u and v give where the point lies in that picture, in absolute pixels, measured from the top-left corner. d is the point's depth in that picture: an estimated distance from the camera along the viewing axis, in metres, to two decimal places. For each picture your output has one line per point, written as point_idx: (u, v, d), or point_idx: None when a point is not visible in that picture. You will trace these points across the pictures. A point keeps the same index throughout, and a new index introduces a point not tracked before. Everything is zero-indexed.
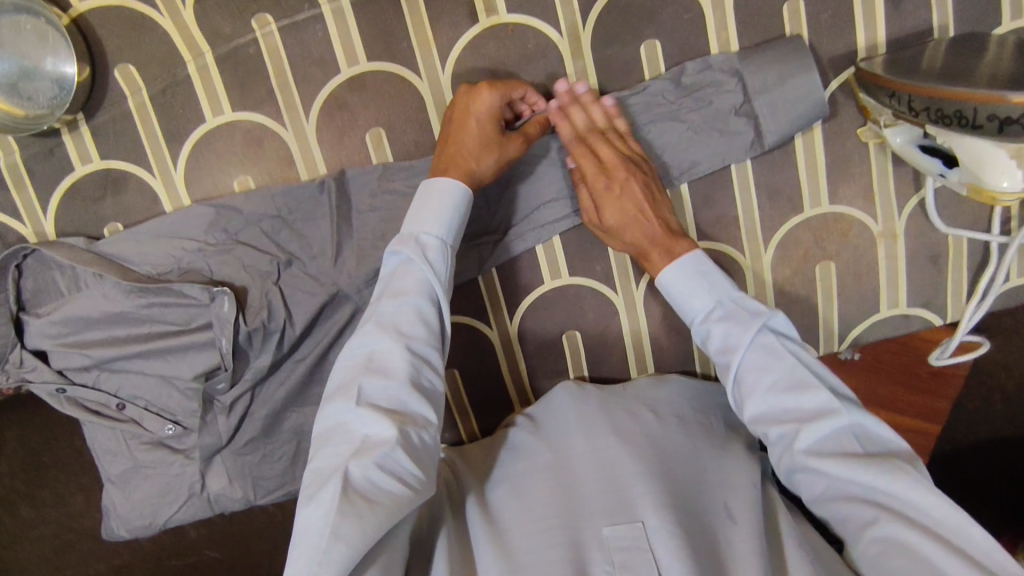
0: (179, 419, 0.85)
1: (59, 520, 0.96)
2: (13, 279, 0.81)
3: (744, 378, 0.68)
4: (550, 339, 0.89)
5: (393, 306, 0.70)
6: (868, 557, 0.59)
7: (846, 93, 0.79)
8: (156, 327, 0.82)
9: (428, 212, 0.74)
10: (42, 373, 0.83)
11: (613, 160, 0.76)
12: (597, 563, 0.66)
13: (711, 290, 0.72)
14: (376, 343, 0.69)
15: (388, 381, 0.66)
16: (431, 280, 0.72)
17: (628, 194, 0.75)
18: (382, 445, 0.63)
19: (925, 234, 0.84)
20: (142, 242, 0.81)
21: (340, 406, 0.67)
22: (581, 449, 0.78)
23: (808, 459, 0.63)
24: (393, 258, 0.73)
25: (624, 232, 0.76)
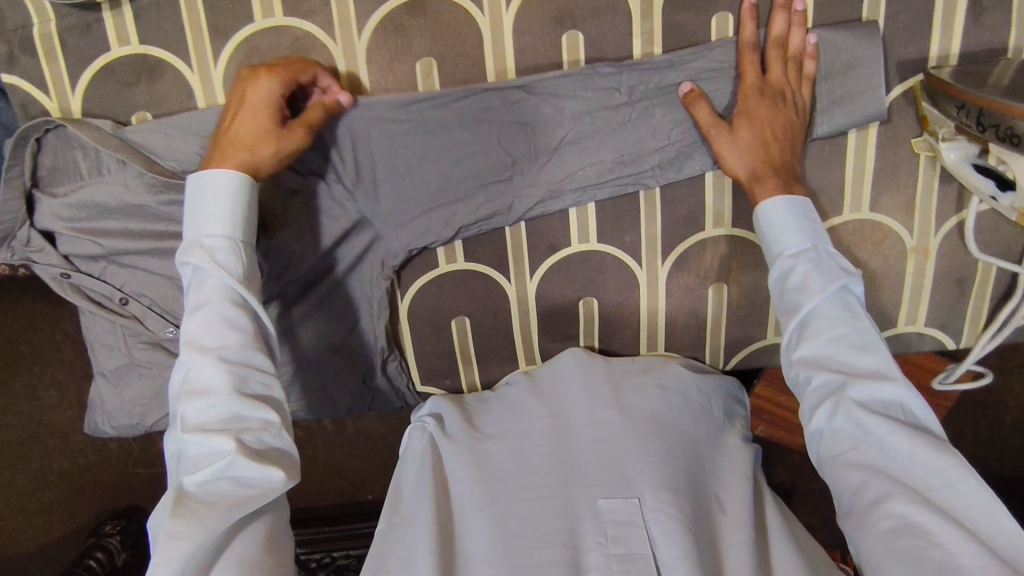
0: (182, 324, 0.84)
1: (30, 412, 1.13)
2: (30, 154, 0.78)
3: (813, 322, 0.67)
4: (566, 303, 0.87)
5: (195, 323, 0.65)
6: (874, 530, 0.59)
7: (909, 100, 0.78)
8: (173, 228, 0.80)
9: (207, 212, 0.67)
10: (49, 255, 0.81)
11: (775, 85, 0.74)
12: (590, 536, 0.67)
13: (805, 230, 0.71)
14: (189, 361, 0.64)
15: (207, 398, 0.62)
16: (229, 281, 0.66)
17: (773, 117, 0.74)
18: (215, 461, 0.61)
19: (956, 256, 0.83)
20: (170, 136, 0.79)
21: (172, 440, 0.63)
22: (584, 418, 0.76)
23: (853, 414, 0.63)
24: (186, 268, 0.67)
25: (749, 153, 0.74)
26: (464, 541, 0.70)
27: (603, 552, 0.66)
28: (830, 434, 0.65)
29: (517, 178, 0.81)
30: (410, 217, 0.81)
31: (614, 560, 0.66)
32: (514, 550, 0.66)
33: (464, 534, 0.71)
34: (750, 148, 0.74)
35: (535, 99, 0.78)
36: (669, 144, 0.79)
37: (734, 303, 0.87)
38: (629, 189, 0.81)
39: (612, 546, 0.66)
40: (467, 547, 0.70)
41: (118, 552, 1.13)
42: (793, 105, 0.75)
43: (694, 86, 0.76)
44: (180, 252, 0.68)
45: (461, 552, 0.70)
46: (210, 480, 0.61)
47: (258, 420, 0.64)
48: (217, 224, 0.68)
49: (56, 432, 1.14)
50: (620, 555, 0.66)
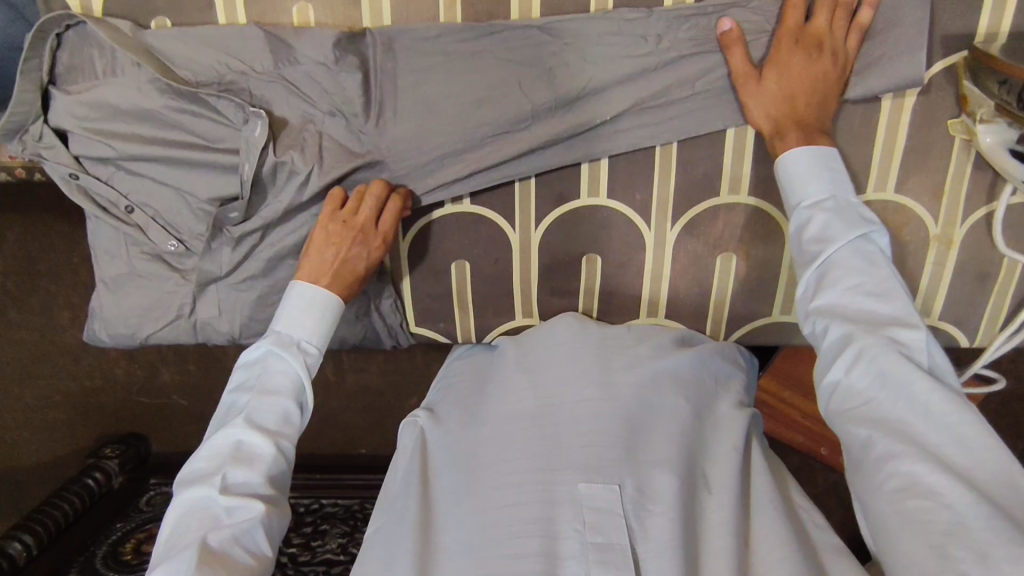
0: (184, 239, 0.84)
1: (42, 329, 1.15)
2: (49, 49, 0.78)
3: (832, 269, 0.66)
4: (570, 257, 0.85)
5: (262, 406, 0.73)
6: (884, 489, 0.57)
7: (950, 78, 0.74)
8: (183, 137, 0.80)
9: (301, 320, 0.77)
10: (59, 155, 0.82)
11: (815, 34, 0.71)
12: (568, 521, 0.64)
13: (827, 180, 0.70)
14: (245, 433, 0.71)
15: (251, 473, 0.70)
16: (303, 379, 0.76)
17: (805, 70, 0.71)
18: (245, 523, 0.67)
19: (981, 249, 0.80)
20: (188, 44, 0.78)
21: (201, 492, 0.69)
22: (572, 397, 0.72)
23: (871, 360, 0.61)
24: (264, 351, 0.76)
25: (772, 105, 0.73)
26: (441, 536, 0.68)
27: (581, 540, 0.63)
28: (845, 386, 0.63)
29: (535, 127, 0.78)
30: (420, 162, 0.79)
31: (592, 548, 0.63)
32: (493, 538, 0.64)
33: (441, 528, 0.68)
34: (775, 99, 0.72)
35: (556, 43, 0.76)
36: (692, 94, 0.76)
37: (742, 275, 0.85)
38: (646, 140, 0.78)
39: (590, 533, 0.63)
40: (446, 540, 0.67)
41: (114, 476, 1.14)
42: (837, 57, 0.71)
43: (734, 25, 0.73)
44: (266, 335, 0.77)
45: (440, 547, 0.67)
46: (230, 541, 0.66)
47: (280, 514, 0.71)
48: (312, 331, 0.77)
49: (66, 351, 1.16)
50: (599, 544, 0.63)
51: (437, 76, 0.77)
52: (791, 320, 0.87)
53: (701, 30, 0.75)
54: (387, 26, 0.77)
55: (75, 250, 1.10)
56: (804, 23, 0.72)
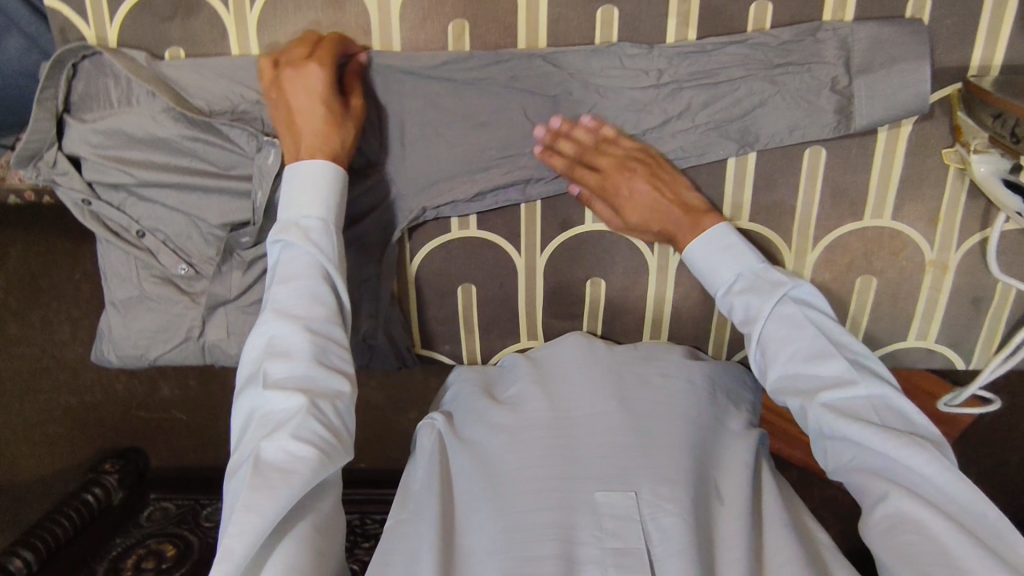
0: (194, 263, 0.86)
1: (44, 345, 1.15)
2: (65, 78, 0.80)
3: (767, 347, 0.72)
4: (574, 281, 0.87)
5: (283, 296, 0.70)
6: (878, 529, 0.61)
7: (944, 109, 0.76)
8: (196, 164, 0.82)
9: (305, 197, 0.72)
10: (72, 180, 0.83)
11: (612, 160, 0.77)
12: (586, 528, 0.65)
13: (731, 259, 0.75)
14: (275, 329, 0.69)
15: (291, 364, 0.67)
16: (319, 258, 0.71)
17: (632, 177, 0.77)
18: (291, 420, 0.64)
19: (975, 274, 0.81)
20: (202, 74, 0.80)
21: (251, 394, 0.67)
22: (586, 408, 0.73)
23: (828, 422, 0.66)
24: (278, 245, 0.73)
25: (649, 215, 0.78)
26: (463, 537, 0.68)
27: (599, 545, 0.64)
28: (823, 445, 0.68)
29: (541, 155, 0.80)
30: (432, 185, 0.82)
31: (610, 554, 0.64)
32: (514, 543, 0.64)
33: (463, 531, 0.69)
34: (654, 227, 0.79)
35: (561, 75, 0.78)
36: (694, 125, 0.78)
37: None
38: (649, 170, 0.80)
39: (608, 540, 0.64)
40: (467, 542, 0.68)
41: (115, 492, 1.13)
42: (661, 181, 0.78)
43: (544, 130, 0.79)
44: (274, 230, 0.74)
45: (462, 549, 0.68)
46: (279, 443, 0.63)
47: (329, 404, 0.67)
48: (314, 206, 0.72)
49: (67, 367, 1.17)
50: (617, 550, 0.64)
51: (448, 109, 0.79)
52: None
53: (703, 62, 0.76)
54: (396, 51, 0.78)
55: (78, 266, 1.11)
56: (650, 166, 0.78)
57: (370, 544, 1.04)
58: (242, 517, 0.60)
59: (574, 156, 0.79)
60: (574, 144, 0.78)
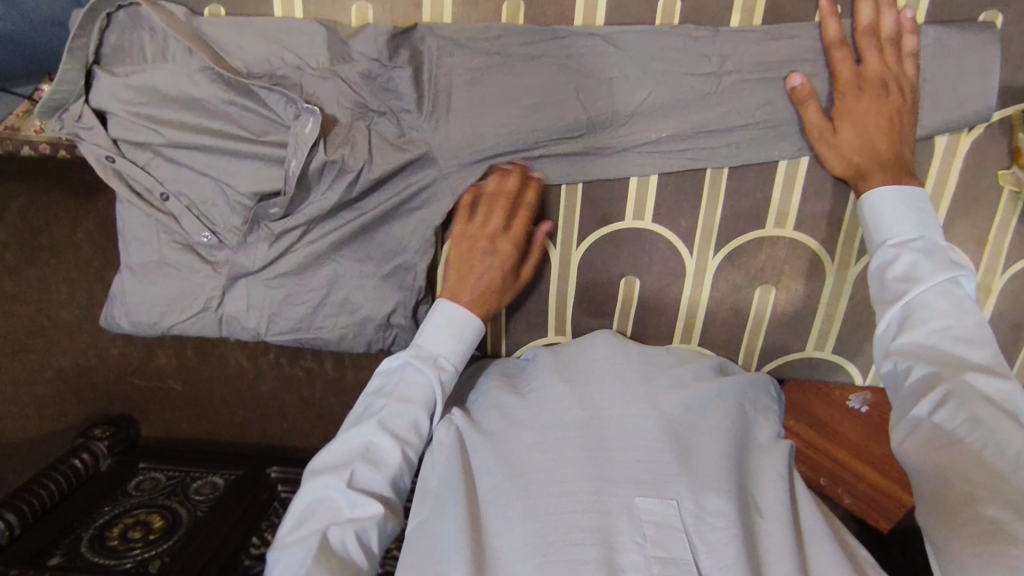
0: (218, 231, 0.83)
1: (38, 304, 1.10)
2: (98, 28, 0.76)
3: (917, 310, 0.64)
4: (609, 279, 0.85)
5: (397, 411, 0.73)
6: (964, 533, 0.56)
7: (1004, 129, 0.74)
8: (229, 128, 0.79)
9: (445, 338, 0.77)
10: (98, 136, 0.80)
11: (873, 74, 0.71)
12: (627, 533, 0.63)
13: (914, 221, 0.69)
14: (374, 434, 0.72)
15: (376, 475, 0.70)
16: (436, 395, 0.75)
17: (874, 109, 0.70)
18: (359, 527, 0.67)
19: (1018, 301, 0.80)
20: (243, 34, 0.77)
21: (330, 477, 0.70)
22: (617, 409, 0.72)
23: (964, 403, 0.58)
24: (400, 359, 0.76)
25: (854, 151, 0.72)
26: (489, 533, 0.67)
27: (642, 553, 0.62)
28: (926, 428, 0.60)
29: (589, 142, 0.78)
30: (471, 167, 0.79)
31: (655, 562, 0.62)
32: (548, 545, 0.62)
33: (489, 526, 0.67)
34: (853, 148, 0.72)
35: (617, 59, 0.75)
36: (753, 123, 0.75)
37: (779, 308, 0.85)
38: (697, 166, 0.78)
39: (652, 547, 0.62)
40: (498, 542, 0.65)
41: (103, 458, 1.11)
42: (903, 119, 0.71)
43: None
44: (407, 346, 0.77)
45: (491, 546, 0.65)
46: (342, 543, 0.66)
47: (394, 519, 0.71)
48: (454, 354, 0.77)
49: (61, 329, 1.12)
50: (661, 558, 0.62)
51: (495, 89, 0.77)
52: (822, 356, 0.87)
53: (767, 56, 0.74)
54: (447, 23, 0.77)
55: (74, 226, 1.05)
56: (885, 91, 0.70)
57: None
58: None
59: (843, 36, 0.72)
60: (879, 5, 0.71)
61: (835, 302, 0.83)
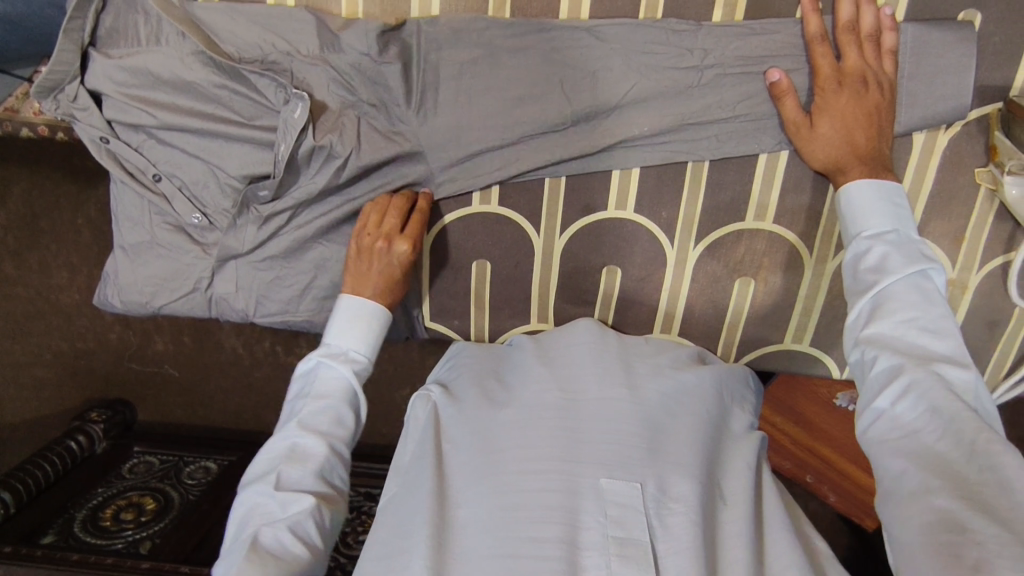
0: (208, 213, 0.84)
1: (38, 286, 1.13)
2: (94, 12, 0.78)
3: (887, 301, 0.66)
4: (591, 268, 0.86)
5: (315, 407, 0.75)
6: (915, 522, 0.56)
7: (982, 127, 0.75)
8: (220, 112, 0.81)
9: (353, 332, 0.79)
10: (92, 117, 0.82)
11: (852, 71, 0.72)
12: (590, 513, 0.64)
13: (889, 213, 0.70)
14: (297, 434, 0.73)
15: (304, 472, 0.70)
16: (352, 386, 0.77)
17: (853, 105, 0.72)
18: (293, 519, 0.67)
19: (993, 297, 0.81)
20: (235, 20, 0.78)
21: (261, 487, 0.70)
22: (595, 393, 0.73)
23: (923, 391, 0.60)
24: (314, 361, 0.78)
25: (833, 146, 0.73)
26: (456, 508, 0.68)
27: (602, 532, 0.63)
28: (887, 419, 0.62)
29: (572, 133, 0.79)
30: (456, 155, 0.80)
31: (613, 543, 0.63)
32: (511, 521, 0.64)
33: (456, 501, 0.68)
34: (832, 142, 0.73)
35: (601, 50, 0.77)
36: (732, 116, 0.77)
37: (758, 301, 0.86)
38: (678, 158, 0.79)
39: (612, 527, 0.63)
40: (461, 514, 0.67)
41: (98, 441, 1.12)
42: (881, 114, 0.72)
43: None
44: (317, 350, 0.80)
45: (455, 520, 0.67)
46: (276, 541, 0.65)
47: (331, 509, 0.70)
48: (362, 343, 0.80)
49: (60, 311, 1.14)
50: (620, 539, 0.63)
51: (481, 78, 0.78)
52: (800, 349, 0.88)
53: (748, 50, 0.75)
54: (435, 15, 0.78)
55: (76, 211, 1.08)
56: (863, 87, 0.72)
57: (352, 516, 1.02)
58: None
59: (824, 31, 0.73)
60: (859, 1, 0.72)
61: (813, 296, 0.84)
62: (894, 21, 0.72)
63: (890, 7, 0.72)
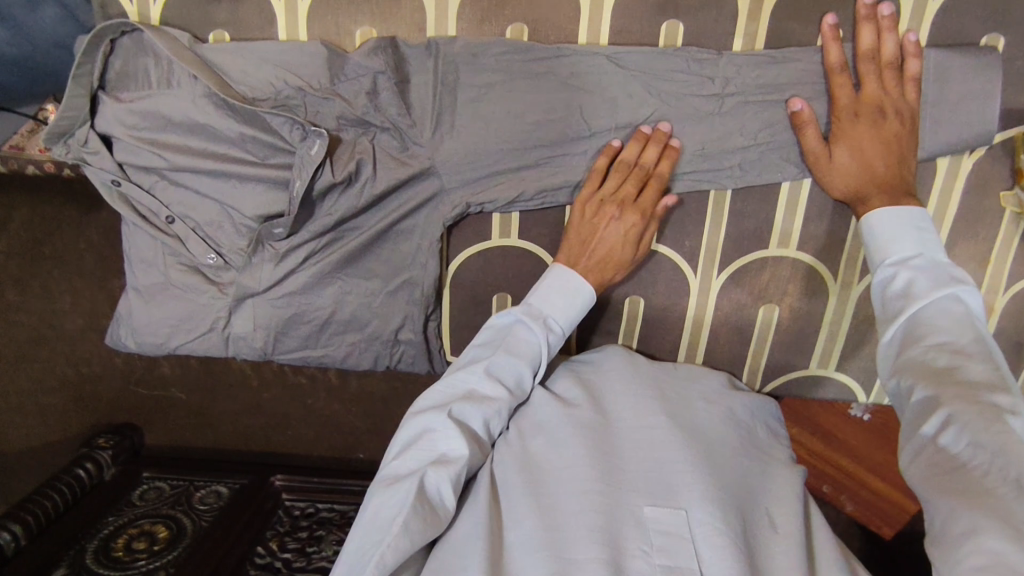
0: (223, 252, 0.83)
1: (42, 314, 1.06)
2: (102, 55, 0.77)
3: (919, 326, 0.65)
4: (613, 298, 0.85)
5: (506, 364, 0.72)
6: (964, 566, 0.54)
7: (1007, 150, 0.74)
8: (234, 152, 0.79)
9: (556, 299, 0.76)
10: (104, 160, 0.80)
11: (871, 101, 0.71)
12: (635, 542, 0.63)
13: (914, 239, 0.69)
14: (487, 388, 0.71)
15: (477, 417, 0.69)
16: (544, 353, 0.75)
17: (872, 136, 0.71)
18: (456, 464, 0.65)
19: (1021, 319, 0.80)
20: (248, 60, 0.77)
21: (431, 422, 0.68)
22: (633, 419, 0.72)
23: (962, 421, 0.59)
24: (511, 318, 0.75)
25: (851, 176, 0.73)
26: (508, 532, 0.65)
27: (648, 560, 0.62)
28: (932, 449, 0.60)
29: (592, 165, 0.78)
30: (474, 189, 0.80)
31: (659, 570, 0.62)
32: (562, 545, 0.62)
33: (507, 525, 0.66)
34: (852, 173, 0.72)
35: (620, 81, 0.76)
36: (753, 144, 0.76)
37: (783, 327, 0.85)
38: (700, 186, 0.78)
39: (657, 555, 0.62)
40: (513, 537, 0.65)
41: (107, 468, 1.06)
42: (902, 142, 0.71)
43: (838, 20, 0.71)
44: (517, 306, 0.76)
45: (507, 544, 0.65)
46: (444, 481, 0.64)
47: (480, 461, 0.69)
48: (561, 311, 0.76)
49: (65, 338, 1.07)
50: (666, 566, 0.62)
51: (499, 110, 0.77)
52: (825, 374, 0.88)
53: (771, 78, 0.74)
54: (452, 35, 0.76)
55: (79, 237, 1.02)
56: (884, 118, 0.71)
57: None
58: (398, 534, 0.60)
59: (845, 60, 0.72)
60: (880, 28, 0.71)
61: (838, 321, 0.84)
62: (917, 47, 0.71)
63: (913, 32, 0.71)
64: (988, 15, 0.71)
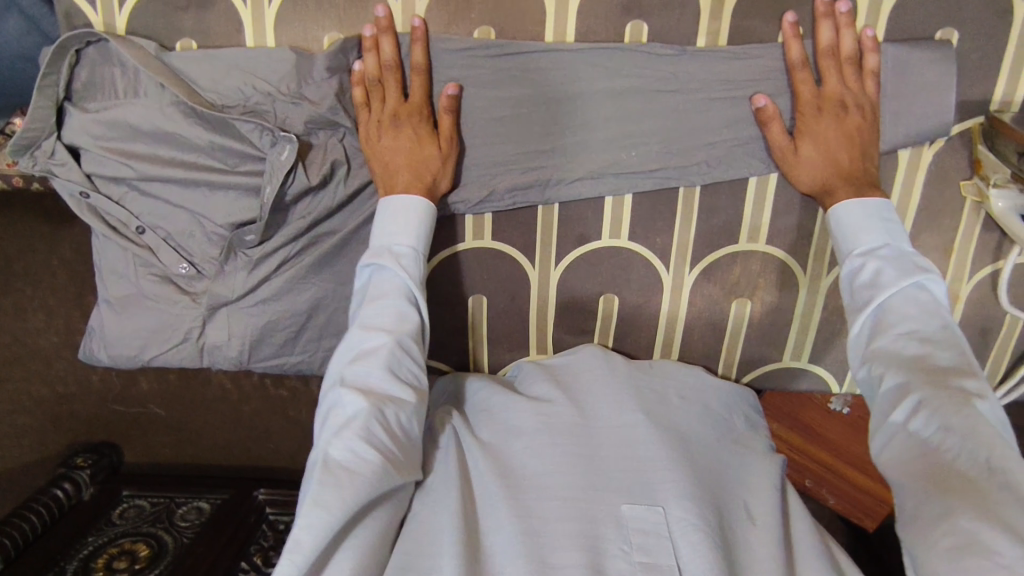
0: (196, 261, 0.83)
1: (14, 332, 1.05)
2: (68, 66, 0.76)
3: (888, 315, 0.67)
4: (588, 297, 0.86)
5: (375, 309, 0.71)
6: (938, 546, 0.55)
7: (965, 140, 0.76)
8: (204, 160, 0.79)
9: (398, 226, 0.74)
10: (71, 172, 0.80)
11: (832, 96, 0.73)
12: (613, 541, 0.63)
13: (880, 231, 0.71)
14: (368, 340, 0.70)
15: (368, 369, 0.68)
16: (410, 282, 0.73)
17: (834, 130, 0.73)
18: (357, 422, 0.64)
19: (985, 305, 0.82)
20: (216, 67, 0.77)
21: (328, 396, 0.68)
22: (610, 420, 0.73)
23: (931, 406, 0.60)
24: (368, 268, 0.74)
25: (816, 169, 0.74)
26: (487, 538, 0.66)
27: (628, 559, 0.62)
28: (904, 436, 0.62)
29: (562, 165, 0.79)
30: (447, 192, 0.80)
31: (639, 568, 0.62)
32: (540, 548, 0.62)
33: (487, 531, 0.66)
34: (817, 166, 0.74)
35: (587, 81, 0.77)
36: (719, 140, 0.77)
37: (756, 320, 0.86)
38: (669, 183, 0.79)
39: (637, 554, 0.62)
40: (493, 542, 0.65)
41: (85, 487, 1.04)
42: (864, 134, 0.73)
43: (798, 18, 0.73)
44: (365, 254, 0.75)
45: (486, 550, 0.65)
46: (348, 441, 0.63)
47: (393, 406, 0.67)
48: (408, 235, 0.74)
49: (37, 355, 1.05)
50: (647, 564, 0.62)
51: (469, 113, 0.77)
52: (799, 366, 0.89)
53: (734, 75, 0.75)
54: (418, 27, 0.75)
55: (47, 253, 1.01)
56: (845, 112, 0.73)
57: None
58: (310, 511, 0.59)
59: (806, 57, 0.73)
60: (838, 25, 0.72)
61: (809, 313, 0.85)
62: (876, 42, 0.73)
63: (872, 28, 0.73)
64: (944, 9, 0.73)
